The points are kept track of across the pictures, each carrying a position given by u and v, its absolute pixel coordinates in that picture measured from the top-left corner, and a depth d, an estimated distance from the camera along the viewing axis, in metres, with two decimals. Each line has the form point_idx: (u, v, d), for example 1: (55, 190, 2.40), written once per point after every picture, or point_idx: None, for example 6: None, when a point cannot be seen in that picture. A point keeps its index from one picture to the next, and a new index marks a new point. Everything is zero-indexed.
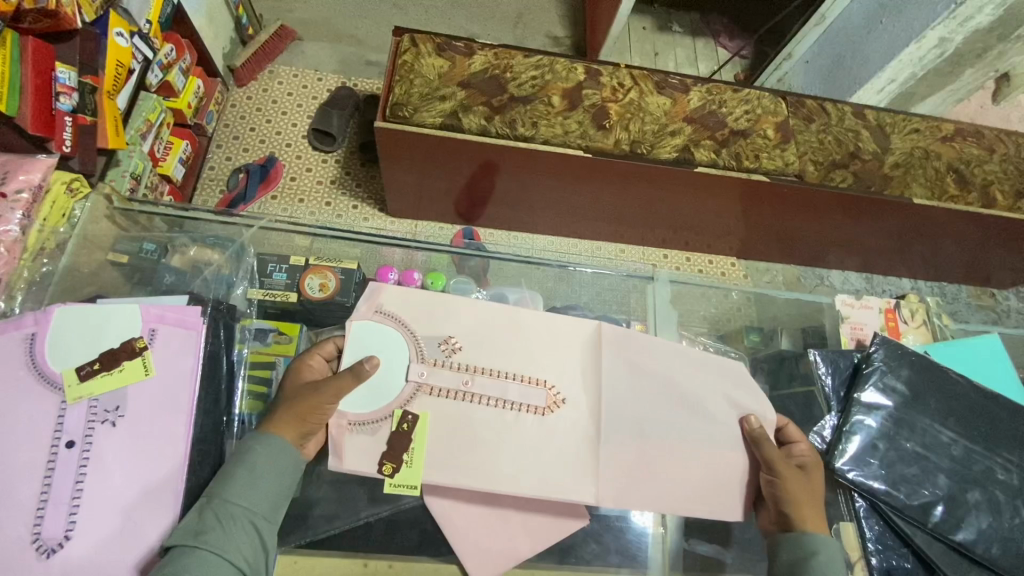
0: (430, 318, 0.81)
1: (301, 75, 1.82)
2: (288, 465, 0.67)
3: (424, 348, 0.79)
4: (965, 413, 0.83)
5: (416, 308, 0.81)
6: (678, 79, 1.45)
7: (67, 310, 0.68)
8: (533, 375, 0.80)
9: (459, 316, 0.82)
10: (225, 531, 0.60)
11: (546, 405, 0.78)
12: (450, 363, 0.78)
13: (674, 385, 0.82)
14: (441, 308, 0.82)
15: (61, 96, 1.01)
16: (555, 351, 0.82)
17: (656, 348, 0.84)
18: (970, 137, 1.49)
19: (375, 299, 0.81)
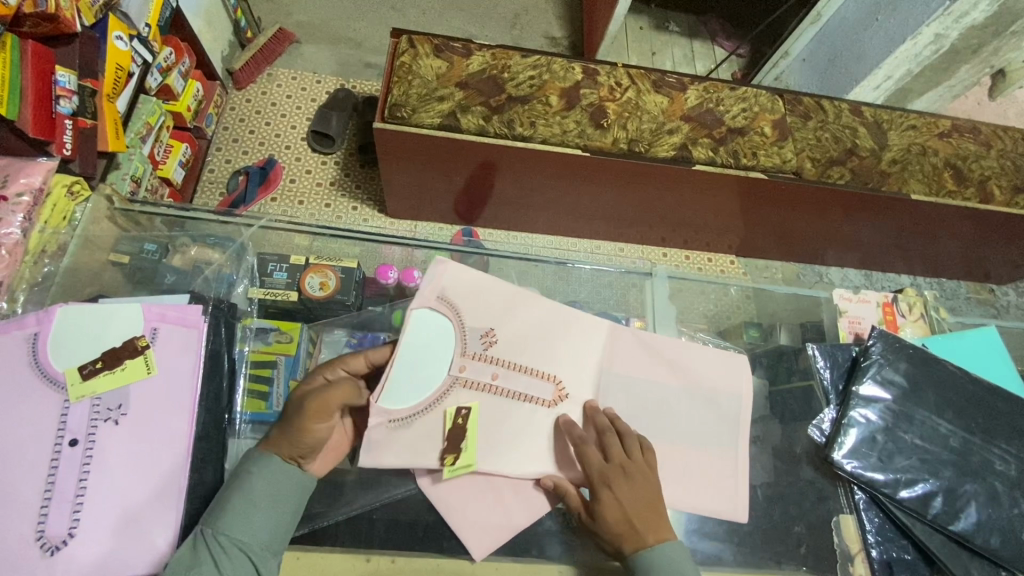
0: (479, 311, 0.83)
1: (300, 77, 1.83)
2: (287, 493, 0.68)
3: (467, 339, 0.81)
4: (964, 405, 0.83)
5: (468, 301, 0.84)
6: (676, 77, 1.46)
7: (69, 310, 0.68)
8: (541, 369, 0.81)
9: (493, 313, 0.83)
10: (217, 564, 0.60)
11: (553, 399, 0.80)
12: (485, 355, 0.80)
13: (672, 381, 0.84)
14: (494, 303, 0.84)
15: (62, 100, 1.01)
16: (558, 348, 0.84)
17: (659, 345, 0.86)
18: (967, 132, 1.49)
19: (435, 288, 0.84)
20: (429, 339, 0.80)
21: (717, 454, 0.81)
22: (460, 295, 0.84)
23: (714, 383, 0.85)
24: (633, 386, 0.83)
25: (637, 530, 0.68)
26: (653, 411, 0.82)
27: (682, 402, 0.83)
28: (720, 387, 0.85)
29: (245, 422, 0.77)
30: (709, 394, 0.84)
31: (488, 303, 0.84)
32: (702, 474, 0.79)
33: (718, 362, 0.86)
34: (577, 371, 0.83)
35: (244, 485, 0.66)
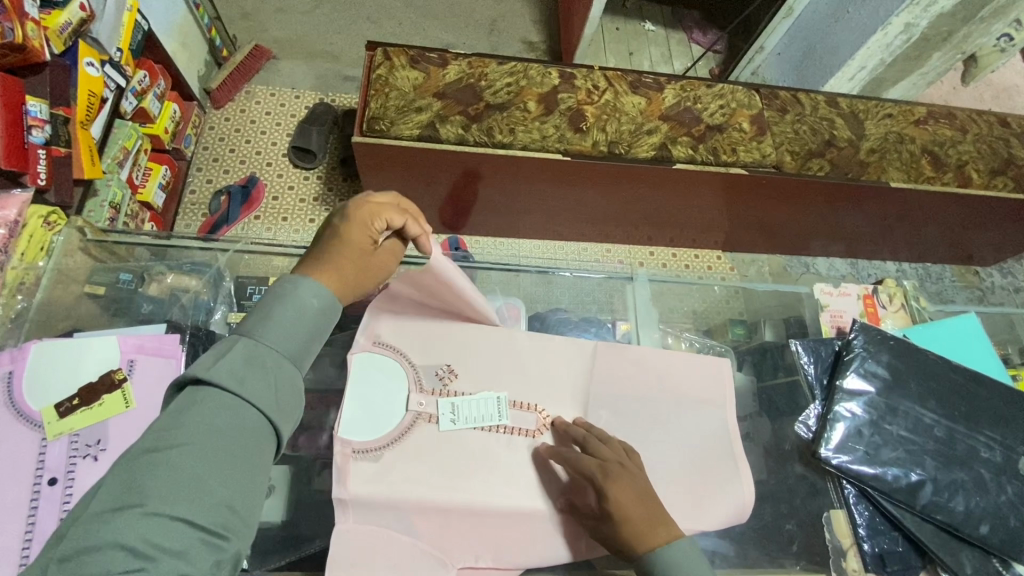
0: (426, 346, 0.83)
1: (278, 93, 1.82)
2: (324, 309, 0.58)
3: (421, 377, 0.81)
4: (947, 394, 0.84)
5: (418, 332, 0.84)
6: (652, 77, 1.47)
7: (44, 345, 0.67)
8: (522, 399, 0.83)
9: (460, 343, 0.84)
10: (266, 376, 0.51)
11: (536, 427, 0.81)
12: (447, 391, 0.81)
13: (656, 380, 0.85)
14: (445, 325, 0.85)
15: (33, 129, 1.01)
16: (536, 358, 0.85)
17: (634, 354, 0.86)
18: (942, 118, 1.51)
19: (372, 331, 0.83)
20: (384, 382, 0.81)
21: (713, 453, 0.81)
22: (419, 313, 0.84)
23: (702, 383, 0.85)
24: (617, 395, 0.84)
25: (647, 533, 0.64)
26: (631, 415, 0.83)
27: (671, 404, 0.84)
28: (707, 384, 0.85)
29: None
30: (694, 393, 0.84)
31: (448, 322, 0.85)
32: (697, 480, 0.79)
33: (701, 359, 0.86)
34: (562, 387, 0.84)
35: (290, 300, 0.56)
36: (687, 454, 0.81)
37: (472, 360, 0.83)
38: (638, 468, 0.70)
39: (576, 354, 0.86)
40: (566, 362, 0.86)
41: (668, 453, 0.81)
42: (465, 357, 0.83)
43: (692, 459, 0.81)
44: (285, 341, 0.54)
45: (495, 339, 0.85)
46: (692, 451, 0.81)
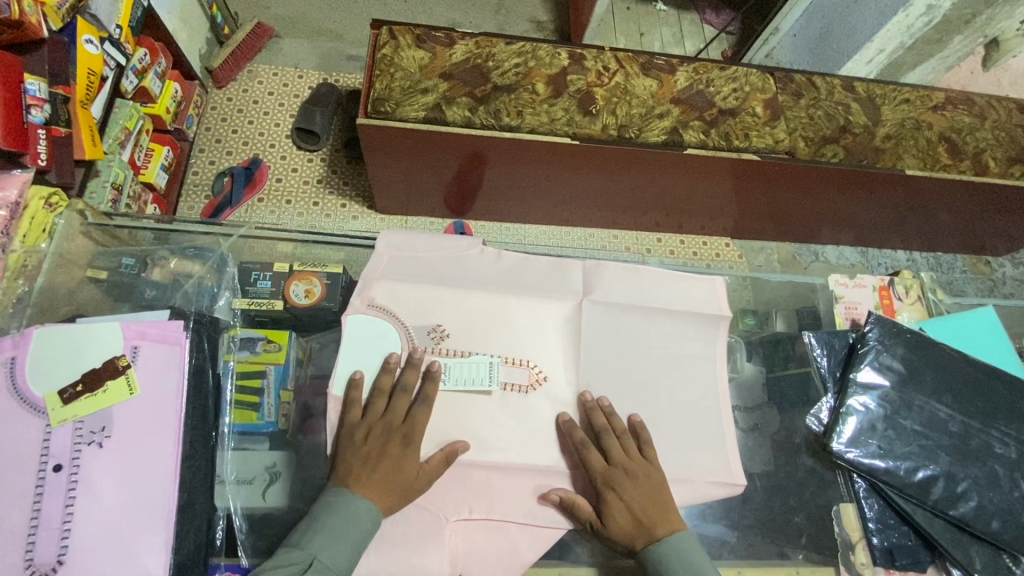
0: (419, 304, 0.82)
1: (281, 73, 1.79)
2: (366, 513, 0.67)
3: (413, 337, 0.80)
4: (962, 388, 0.82)
5: (406, 292, 0.83)
6: (664, 59, 1.43)
7: (47, 331, 0.66)
8: (513, 356, 0.82)
9: (458, 300, 0.83)
10: None
11: (529, 383, 0.81)
12: (439, 350, 0.80)
13: (651, 335, 0.86)
14: (443, 276, 0.85)
15: (32, 108, 0.98)
16: (526, 319, 0.84)
17: (631, 320, 0.86)
18: (961, 104, 1.47)
19: (367, 292, 0.82)
20: (376, 342, 0.80)
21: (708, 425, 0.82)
22: (410, 274, 0.84)
23: (698, 338, 0.87)
24: (616, 364, 0.84)
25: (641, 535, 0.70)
26: (626, 383, 0.83)
27: (665, 357, 0.85)
28: (701, 340, 0.86)
29: (235, 433, 0.77)
30: (687, 362, 0.85)
31: (437, 282, 0.84)
32: (679, 431, 0.81)
33: (699, 315, 0.87)
34: (551, 349, 0.83)
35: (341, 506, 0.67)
36: (682, 425, 0.81)
37: (469, 318, 0.83)
38: (645, 467, 0.74)
39: (565, 313, 0.85)
40: (556, 321, 0.85)
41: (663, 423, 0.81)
42: (454, 317, 0.82)
43: (688, 429, 0.81)
44: (336, 558, 0.64)
45: (484, 300, 0.84)
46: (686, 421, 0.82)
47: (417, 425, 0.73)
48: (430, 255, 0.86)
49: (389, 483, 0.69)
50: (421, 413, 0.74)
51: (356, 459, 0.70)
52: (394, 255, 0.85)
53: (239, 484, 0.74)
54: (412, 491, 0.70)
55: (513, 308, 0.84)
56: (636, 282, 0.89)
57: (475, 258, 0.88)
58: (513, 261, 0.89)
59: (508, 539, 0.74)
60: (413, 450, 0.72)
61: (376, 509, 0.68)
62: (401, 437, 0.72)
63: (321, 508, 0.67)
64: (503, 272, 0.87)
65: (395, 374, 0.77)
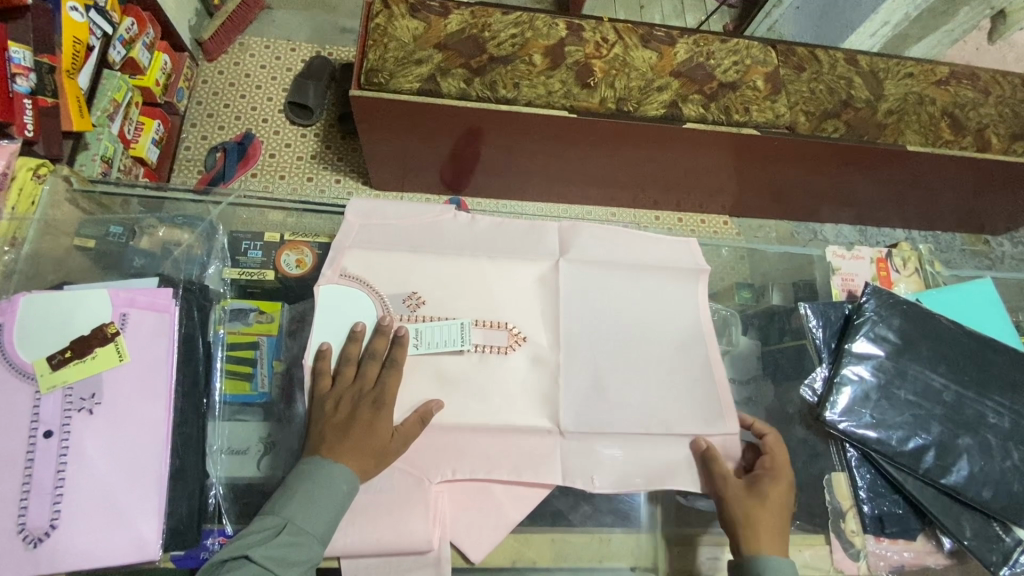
0: (394, 271, 0.81)
1: (273, 45, 1.75)
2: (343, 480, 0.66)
3: (388, 305, 0.79)
4: (957, 359, 0.82)
5: (380, 258, 0.82)
6: (664, 31, 1.40)
7: (33, 298, 0.65)
8: (488, 318, 0.81)
9: (436, 269, 0.82)
10: (286, 554, 0.62)
11: (507, 344, 0.80)
12: (414, 317, 0.79)
13: (631, 291, 0.86)
14: (417, 244, 0.84)
15: (17, 78, 0.95)
16: (507, 284, 0.83)
17: (612, 281, 0.86)
18: (964, 79, 1.44)
19: (339, 262, 0.81)
20: (350, 312, 0.78)
21: (691, 377, 0.82)
22: (383, 242, 0.83)
23: (678, 290, 0.88)
24: (600, 323, 0.83)
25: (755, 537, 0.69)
26: (607, 338, 0.83)
27: (647, 313, 0.85)
28: (680, 293, 0.87)
29: (228, 404, 0.76)
30: (671, 318, 0.86)
31: (411, 249, 0.83)
32: (666, 389, 0.81)
33: (679, 269, 0.88)
34: (533, 314, 0.83)
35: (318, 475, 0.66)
36: (666, 378, 0.82)
37: (447, 287, 0.82)
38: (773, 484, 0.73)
39: (543, 274, 0.85)
40: (535, 282, 0.84)
41: (648, 380, 0.81)
42: (431, 281, 0.82)
43: (673, 381, 0.82)
44: (312, 522, 0.64)
45: (460, 265, 0.83)
46: (671, 375, 0.82)
47: (387, 389, 0.72)
48: (402, 222, 0.85)
49: (362, 447, 0.69)
50: (391, 376, 0.73)
51: (328, 427, 0.70)
52: (364, 224, 0.84)
53: (232, 455, 0.74)
54: (387, 454, 0.70)
55: (496, 272, 0.84)
56: (613, 242, 0.89)
57: (449, 224, 0.87)
58: (488, 226, 0.88)
59: (495, 506, 0.75)
60: (384, 413, 0.71)
61: (351, 471, 0.67)
62: (371, 402, 0.71)
63: (297, 472, 0.67)
64: (478, 236, 0.87)
65: (363, 340, 0.76)
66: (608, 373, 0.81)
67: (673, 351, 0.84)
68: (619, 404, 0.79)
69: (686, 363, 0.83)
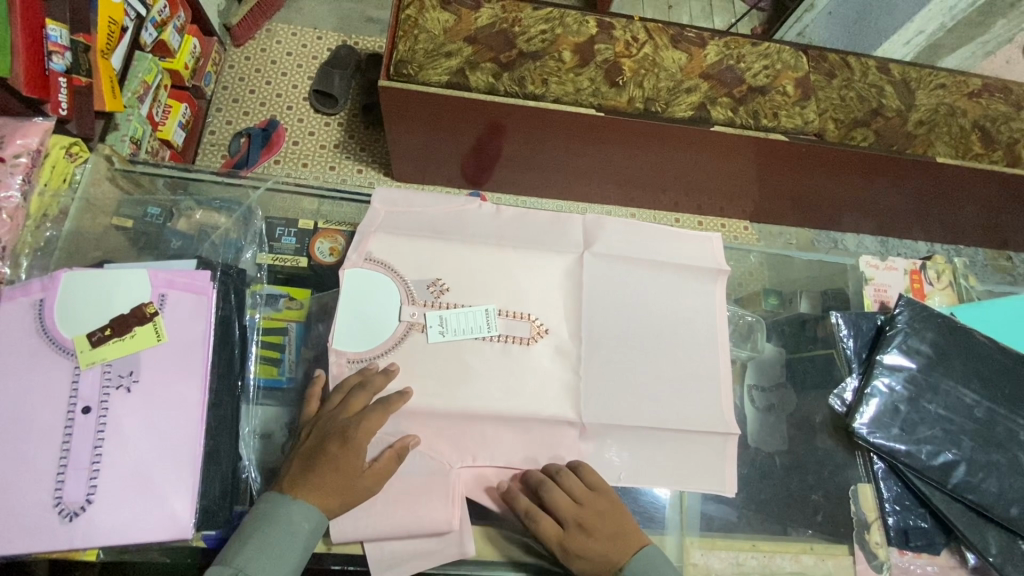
0: (420, 258, 0.81)
1: (300, 33, 1.75)
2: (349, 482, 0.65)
3: (413, 290, 0.79)
4: (990, 375, 0.82)
5: (405, 243, 0.82)
6: (695, 32, 1.38)
7: (75, 275, 0.67)
8: (511, 309, 0.81)
9: (463, 261, 0.82)
10: None
11: (530, 335, 0.80)
12: (438, 303, 0.79)
13: (651, 287, 0.86)
14: (445, 233, 0.84)
15: (53, 55, 0.94)
16: (538, 284, 0.83)
17: (635, 280, 0.86)
18: (997, 92, 1.42)
19: (364, 245, 0.81)
20: (374, 303, 0.78)
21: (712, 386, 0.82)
22: (407, 228, 0.83)
23: (701, 289, 0.87)
24: (624, 324, 0.83)
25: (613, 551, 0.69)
26: (630, 338, 0.83)
27: (671, 318, 0.85)
28: (701, 293, 0.87)
29: (259, 388, 0.77)
30: (696, 324, 0.85)
31: (436, 236, 0.83)
32: (684, 388, 0.81)
33: (699, 268, 0.88)
34: (556, 306, 0.82)
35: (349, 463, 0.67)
36: (684, 385, 0.81)
37: (473, 284, 0.81)
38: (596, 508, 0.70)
39: (566, 266, 0.85)
40: (559, 275, 0.84)
41: (666, 384, 0.81)
42: (460, 277, 0.81)
43: (695, 388, 0.82)
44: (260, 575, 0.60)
45: (489, 259, 0.83)
46: (689, 381, 0.82)
47: (364, 423, 0.67)
48: (427, 211, 0.86)
49: (326, 483, 0.64)
50: (372, 414, 0.67)
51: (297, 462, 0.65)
52: (391, 211, 0.85)
53: (262, 438, 0.75)
54: (356, 492, 0.65)
55: (526, 270, 0.83)
56: (640, 239, 0.89)
57: (474, 214, 0.87)
58: (513, 216, 0.88)
59: None
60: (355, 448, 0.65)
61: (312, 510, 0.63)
62: (340, 434, 0.66)
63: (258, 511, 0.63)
64: (507, 232, 0.87)
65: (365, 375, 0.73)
66: (629, 377, 0.81)
67: (695, 355, 0.83)
68: (642, 405, 0.79)
69: (706, 369, 0.83)
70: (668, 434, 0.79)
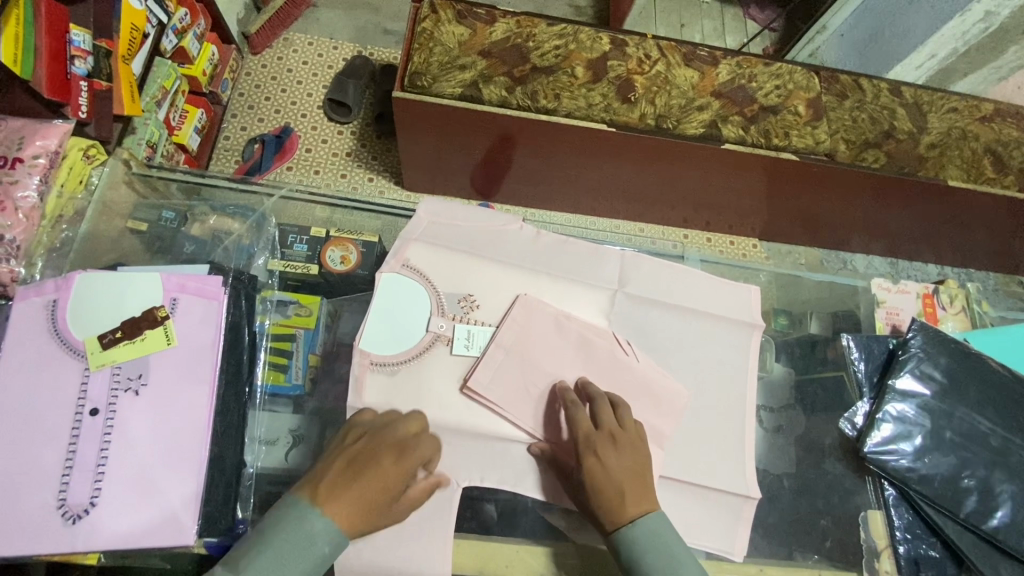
0: (453, 271, 0.82)
1: (317, 42, 1.77)
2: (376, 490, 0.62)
3: (443, 302, 0.80)
4: (1005, 403, 0.80)
5: (441, 256, 0.83)
6: (707, 51, 1.39)
7: (89, 277, 0.67)
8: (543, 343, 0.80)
9: (490, 281, 0.83)
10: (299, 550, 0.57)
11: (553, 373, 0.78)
12: (467, 318, 0.80)
13: (680, 334, 0.84)
14: (479, 245, 0.85)
15: (75, 59, 0.95)
16: (561, 299, 0.84)
17: (664, 319, 0.85)
18: (1010, 117, 1.41)
19: (403, 252, 0.82)
20: (400, 316, 0.79)
21: (726, 407, 0.81)
22: (445, 239, 0.84)
23: (724, 323, 0.86)
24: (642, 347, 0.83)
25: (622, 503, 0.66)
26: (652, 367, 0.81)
27: (689, 348, 0.84)
28: (723, 326, 0.86)
29: (265, 394, 0.78)
30: (715, 353, 0.84)
31: (471, 252, 0.84)
32: (703, 443, 0.79)
33: (733, 319, 0.86)
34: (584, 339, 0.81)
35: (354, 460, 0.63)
36: (695, 410, 0.80)
37: (494, 292, 0.82)
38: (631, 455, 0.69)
39: (596, 299, 0.85)
40: (587, 306, 0.84)
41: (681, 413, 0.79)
42: (488, 289, 0.82)
43: (708, 412, 0.81)
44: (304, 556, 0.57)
45: (512, 273, 0.84)
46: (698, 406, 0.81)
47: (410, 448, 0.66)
48: (470, 225, 0.87)
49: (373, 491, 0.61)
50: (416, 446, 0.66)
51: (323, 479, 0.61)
52: (433, 221, 0.86)
53: (267, 446, 0.75)
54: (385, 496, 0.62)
55: (553, 289, 0.84)
56: (670, 277, 0.88)
57: (514, 236, 0.88)
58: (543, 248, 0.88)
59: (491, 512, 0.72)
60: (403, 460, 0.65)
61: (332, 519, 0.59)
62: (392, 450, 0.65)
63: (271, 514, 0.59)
64: (540, 251, 0.87)
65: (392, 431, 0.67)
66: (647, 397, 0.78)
67: (706, 374, 0.83)
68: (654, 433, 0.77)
69: (715, 389, 0.82)
70: (682, 468, 0.77)
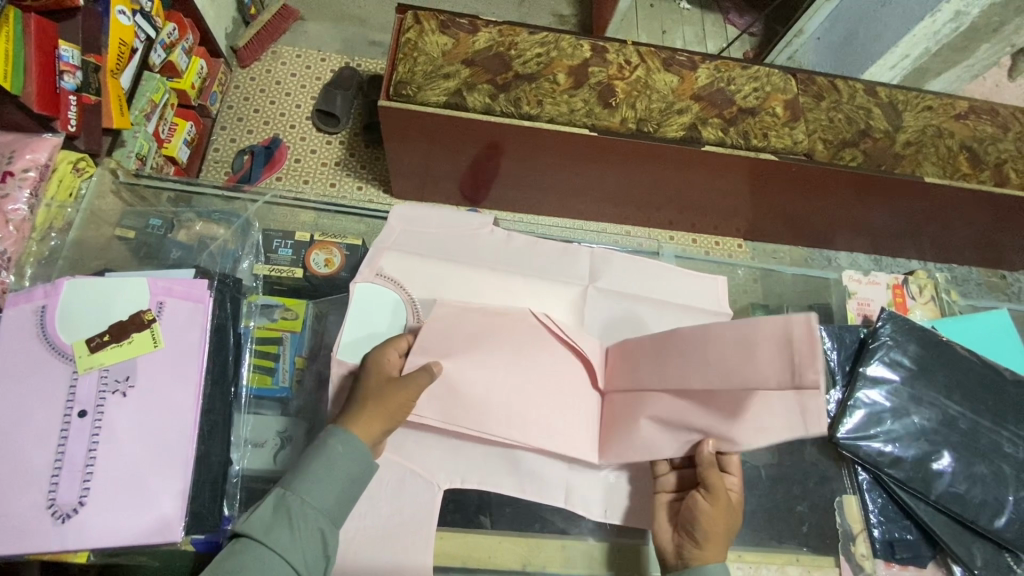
0: (430, 277, 0.85)
1: (305, 54, 1.81)
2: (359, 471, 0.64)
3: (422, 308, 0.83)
4: (973, 388, 0.83)
5: (416, 262, 0.85)
6: (686, 55, 1.43)
7: (77, 283, 0.69)
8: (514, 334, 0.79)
9: (468, 283, 0.85)
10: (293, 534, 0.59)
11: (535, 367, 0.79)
12: None
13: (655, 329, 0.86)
14: (450, 248, 0.88)
15: (63, 75, 0.96)
16: (537, 300, 0.86)
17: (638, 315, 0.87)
18: (984, 114, 1.45)
19: (377, 261, 0.85)
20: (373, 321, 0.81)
21: None
22: (416, 246, 0.87)
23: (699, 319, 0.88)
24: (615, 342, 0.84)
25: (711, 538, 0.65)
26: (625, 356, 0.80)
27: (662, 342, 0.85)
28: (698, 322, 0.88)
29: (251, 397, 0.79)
30: None
31: (447, 257, 0.87)
32: None
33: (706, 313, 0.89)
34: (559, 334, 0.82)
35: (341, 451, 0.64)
36: None
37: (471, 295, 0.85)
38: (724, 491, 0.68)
39: (572, 297, 0.87)
40: (563, 304, 0.86)
41: None
42: (465, 293, 0.85)
43: None
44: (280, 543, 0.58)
45: (489, 276, 0.86)
46: None
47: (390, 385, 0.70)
48: (442, 231, 0.89)
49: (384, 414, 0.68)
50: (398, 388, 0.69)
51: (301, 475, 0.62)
52: (406, 228, 0.88)
53: (253, 448, 0.76)
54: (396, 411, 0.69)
55: (528, 290, 0.86)
56: (643, 276, 0.91)
57: (485, 239, 0.90)
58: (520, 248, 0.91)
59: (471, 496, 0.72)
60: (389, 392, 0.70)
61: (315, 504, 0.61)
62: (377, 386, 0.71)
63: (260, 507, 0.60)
64: (514, 252, 0.90)
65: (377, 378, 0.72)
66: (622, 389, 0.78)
67: None
68: None
69: None
70: None
